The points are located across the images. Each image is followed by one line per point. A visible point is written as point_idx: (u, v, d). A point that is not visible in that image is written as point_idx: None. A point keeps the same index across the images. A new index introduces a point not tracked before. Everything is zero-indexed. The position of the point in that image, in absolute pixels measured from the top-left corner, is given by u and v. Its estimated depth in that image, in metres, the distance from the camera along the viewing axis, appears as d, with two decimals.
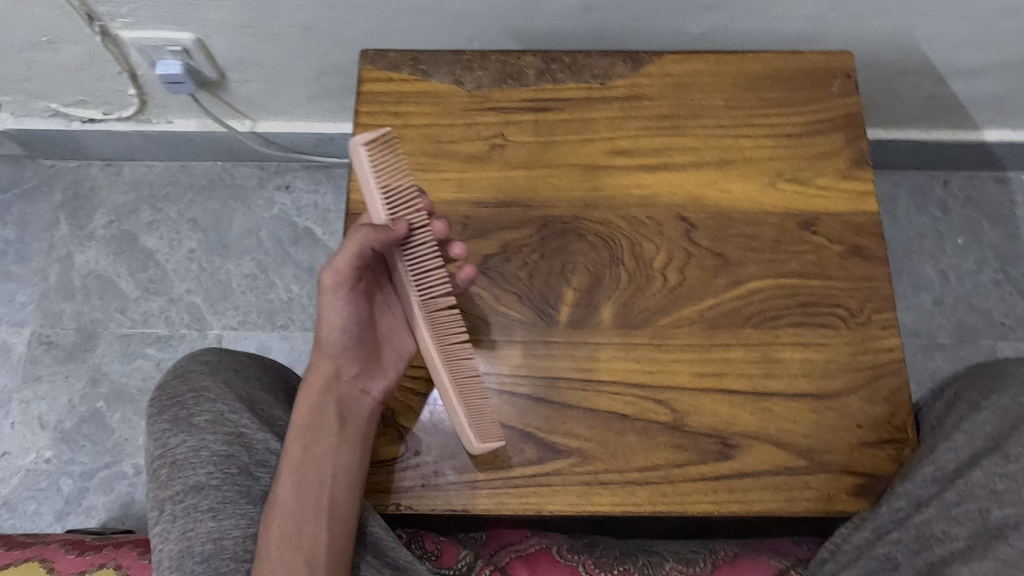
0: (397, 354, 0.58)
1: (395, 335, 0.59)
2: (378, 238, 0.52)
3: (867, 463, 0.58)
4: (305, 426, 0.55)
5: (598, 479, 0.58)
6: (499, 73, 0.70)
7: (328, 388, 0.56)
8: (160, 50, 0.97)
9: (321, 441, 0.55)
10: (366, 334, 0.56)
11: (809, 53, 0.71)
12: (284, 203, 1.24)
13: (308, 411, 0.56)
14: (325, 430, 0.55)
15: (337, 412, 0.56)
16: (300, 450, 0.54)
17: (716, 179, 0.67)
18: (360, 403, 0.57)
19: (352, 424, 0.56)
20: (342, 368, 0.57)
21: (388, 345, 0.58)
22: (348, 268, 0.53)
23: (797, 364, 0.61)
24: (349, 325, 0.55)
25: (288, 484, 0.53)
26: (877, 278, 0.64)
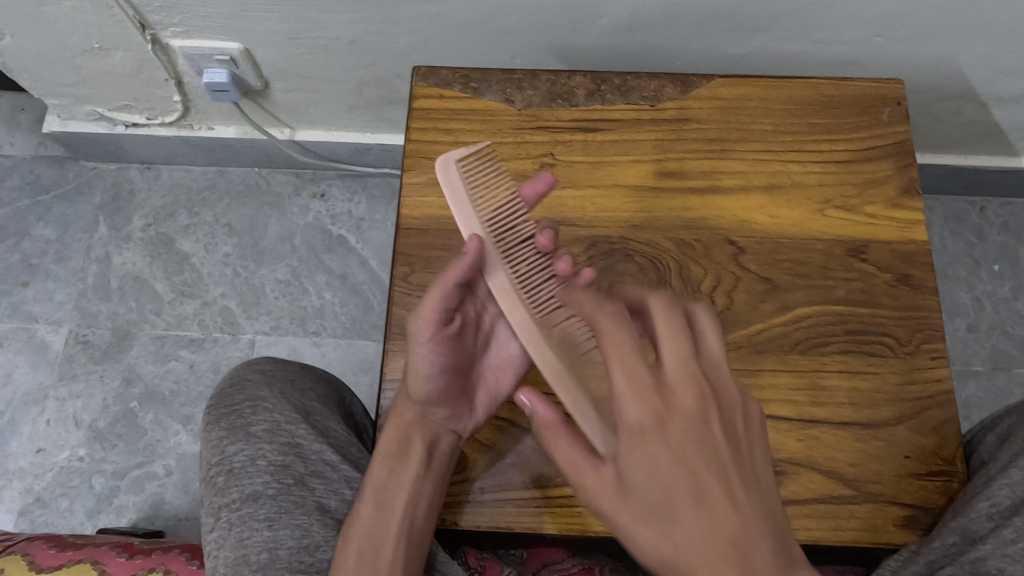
0: (490, 397, 0.57)
1: (490, 372, 0.57)
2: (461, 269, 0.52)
3: (915, 494, 0.58)
4: (391, 453, 0.55)
5: None
6: (549, 93, 0.71)
7: (414, 424, 0.56)
8: (208, 59, 0.98)
9: (406, 469, 0.54)
10: (454, 378, 0.55)
11: (858, 80, 0.71)
12: (319, 210, 1.26)
13: (395, 438, 0.55)
14: (411, 459, 0.54)
15: (425, 446, 0.55)
16: (385, 474, 0.54)
17: (764, 204, 0.67)
18: (446, 439, 0.56)
19: (438, 458, 0.55)
20: (432, 409, 0.56)
21: (483, 388, 0.57)
22: (434, 312, 0.52)
23: (844, 393, 0.61)
24: (436, 372, 0.54)
25: (370, 505, 0.52)
26: (926, 307, 0.64)
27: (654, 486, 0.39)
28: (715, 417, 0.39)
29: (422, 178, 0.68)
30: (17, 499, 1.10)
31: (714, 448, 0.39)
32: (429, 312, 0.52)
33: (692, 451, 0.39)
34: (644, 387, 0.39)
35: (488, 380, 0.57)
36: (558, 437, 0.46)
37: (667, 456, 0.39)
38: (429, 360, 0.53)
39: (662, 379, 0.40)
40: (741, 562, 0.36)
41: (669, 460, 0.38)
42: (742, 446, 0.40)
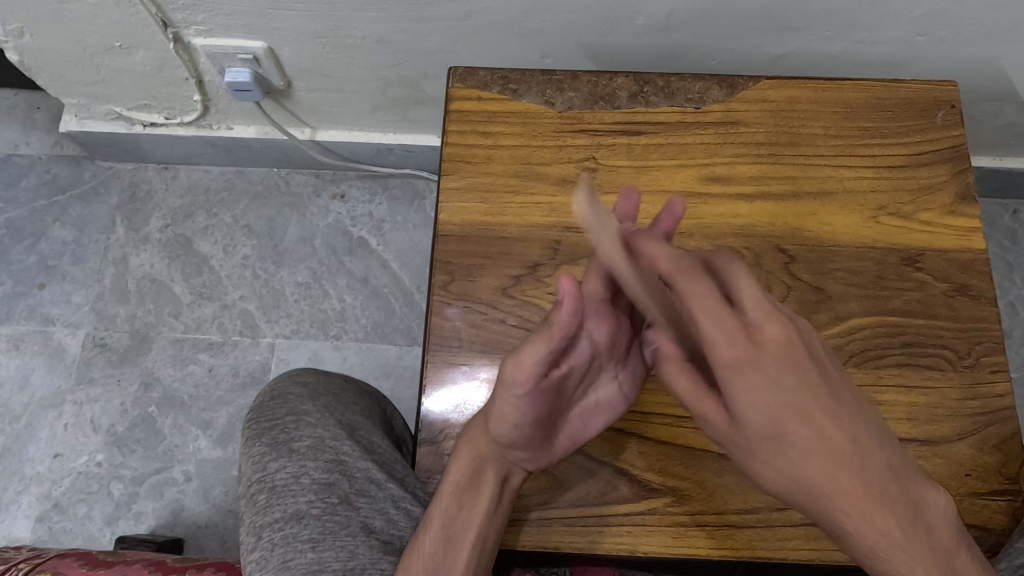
0: (569, 441, 0.52)
1: (581, 412, 0.52)
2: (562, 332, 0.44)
3: (977, 514, 0.56)
4: (463, 483, 0.50)
5: (694, 520, 0.56)
6: (590, 95, 0.69)
7: (491, 458, 0.50)
8: (231, 58, 0.96)
9: (477, 504, 0.50)
10: (543, 425, 0.49)
11: (910, 82, 0.69)
12: (339, 212, 1.24)
13: (467, 468, 0.51)
14: (483, 493, 0.50)
15: (497, 481, 0.51)
16: (454, 506, 0.50)
17: (816, 211, 0.65)
18: (519, 473, 0.52)
19: (506, 494, 0.51)
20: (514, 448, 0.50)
21: (565, 431, 0.52)
22: (535, 369, 0.45)
23: (902, 408, 0.59)
24: (526, 422, 0.48)
25: (436, 539, 0.48)
26: (986, 319, 0.62)
27: (766, 413, 0.42)
28: (798, 335, 0.42)
29: (460, 183, 0.66)
30: (35, 505, 1.08)
31: (805, 371, 0.41)
32: (529, 370, 0.45)
33: (787, 376, 0.41)
34: (732, 330, 0.41)
35: (573, 425, 0.52)
36: (675, 368, 0.46)
37: (766, 384, 0.41)
38: (518, 409, 0.47)
39: (744, 319, 0.42)
40: (856, 462, 0.41)
41: (773, 387, 0.41)
42: (827, 366, 0.43)
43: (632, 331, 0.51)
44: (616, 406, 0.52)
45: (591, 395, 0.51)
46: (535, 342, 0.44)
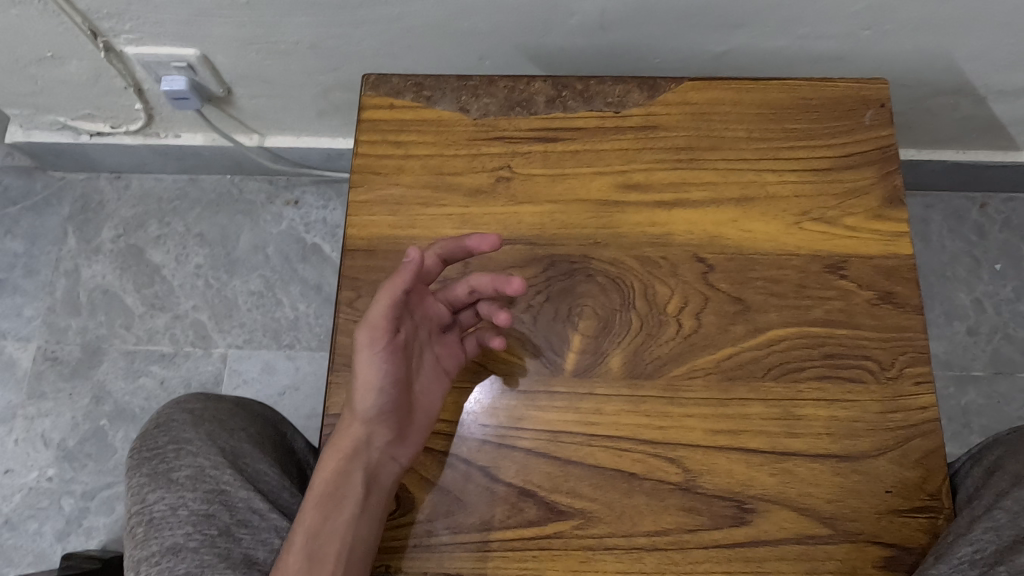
0: (425, 417, 0.56)
1: (429, 397, 0.57)
2: (406, 281, 0.53)
3: (896, 533, 0.54)
4: (326, 494, 0.53)
5: (603, 543, 0.54)
6: (506, 100, 0.66)
7: (355, 456, 0.54)
8: (165, 66, 0.94)
9: (342, 511, 0.52)
10: (403, 394, 0.55)
11: (839, 81, 0.66)
12: (292, 218, 1.20)
13: (331, 478, 0.54)
14: (347, 499, 0.53)
15: (363, 481, 0.54)
16: (317, 520, 0.52)
17: (737, 217, 0.62)
18: (388, 470, 0.55)
19: (375, 494, 0.54)
20: (374, 434, 0.55)
21: (418, 410, 0.56)
22: (383, 320, 0.54)
23: (820, 423, 0.57)
24: (382, 380, 0.54)
25: (299, 555, 0.50)
26: (911, 328, 0.59)
27: None
28: None
29: (370, 196, 0.64)
30: None
31: None
32: (378, 318, 0.53)
33: None
34: None
35: (424, 402, 0.57)
36: None
37: None
38: (377, 369, 0.54)
39: None
40: None
41: None
42: None
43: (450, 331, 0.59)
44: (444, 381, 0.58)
45: (424, 375, 0.57)
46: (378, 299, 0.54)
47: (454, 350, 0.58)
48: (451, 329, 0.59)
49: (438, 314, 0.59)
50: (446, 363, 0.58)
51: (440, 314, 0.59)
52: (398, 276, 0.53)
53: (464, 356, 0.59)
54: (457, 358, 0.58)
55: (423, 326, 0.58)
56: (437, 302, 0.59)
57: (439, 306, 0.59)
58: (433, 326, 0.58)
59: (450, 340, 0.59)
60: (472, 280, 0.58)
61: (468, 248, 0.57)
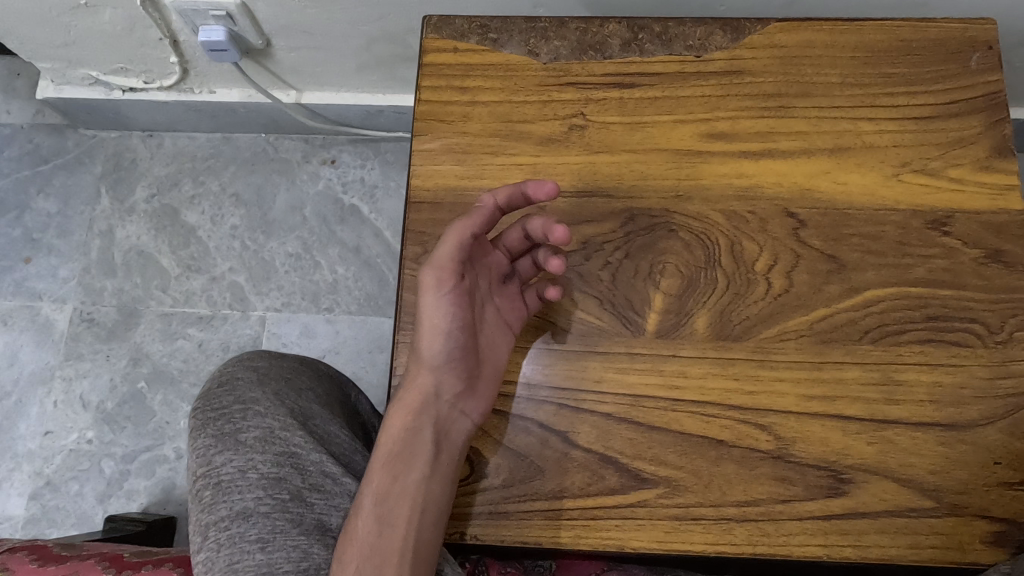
0: (493, 369, 0.53)
1: (495, 348, 0.54)
2: (477, 223, 0.52)
3: (1006, 507, 0.50)
4: (395, 452, 0.51)
5: (690, 514, 0.51)
6: (578, 43, 0.62)
7: (423, 409, 0.52)
8: (203, 15, 0.89)
9: (411, 470, 0.50)
10: (471, 342, 0.53)
11: (941, 22, 0.61)
12: (330, 178, 1.15)
13: (399, 434, 0.51)
14: (417, 458, 0.50)
15: (432, 437, 0.51)
16: (387, 479, 0.49)
17: (830, 169, 0.58)
18: (457, 426, 0.52)
19: (446, 453, 0.51)
20: (442, 386, 0.52)
21: (486, 361, 0.53)
22: (450, 262, 0.51)
23: (923, 389, 0.53)
24: (449, 326, 0.52)
25: (369, 516, 0.47)
26: (1021, 289, 0.55)
27: None
28: None
29: (435, 144, 0.60)
30: (26, 483, 1.03)
31: None
32: (445, 258, 0.51)
33: None
34: None
35: (491, 353, 0.54)
36: None
37: None
38: (443, 313, 0.52)
39: None
40: None
41: None
42: None
43: (512, 281, 0.56)
44: (509, 334, 0.54)
45: (489, 326, 0.54)
46: (444, 241, 0.52)
47: (515, 303, 0.55)
48: (511, 280, 0.56)
49: (498, 264, 0.56)
50: (509, 316, 0.54)
51: (499, 264, 0.56)
52: (468, 218, 0.52)
53: (526, 311, 0.55)
54: (519, 311, 0.55)
55: (484, 275, 0.55)
56: (497, 251, 0.56)
57: (497, 255, 0.56)
58: (494, 276, 0.56)
59: (511, 291, 0.55)
60: (526, 225, 0.55)
61: (525, 195, 0.53)
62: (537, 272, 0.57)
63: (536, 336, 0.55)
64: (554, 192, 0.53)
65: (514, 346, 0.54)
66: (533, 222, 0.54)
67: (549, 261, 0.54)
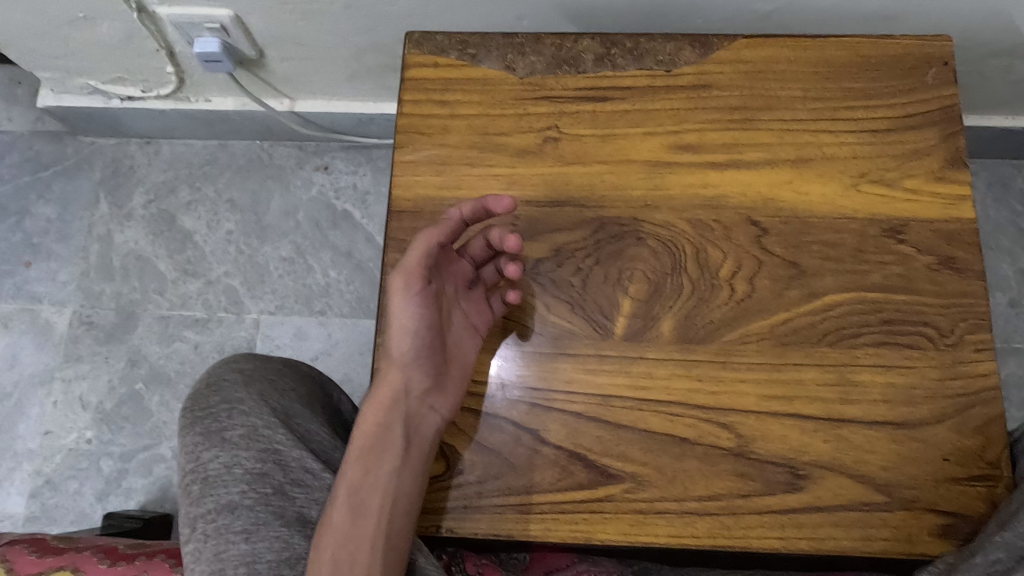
0: (462, 368, 0.56)
1: (463, 349, 0.57)
2: (443, 233, 0.55)
3: (954, 501, 0.53)
4: (368, 446, 0.53)
5: (654, 507, 0.54)
6: (553, 58, 0.65)
7: (395, 405, 0.55)
8: (198, 27, 0.92)
9: (384, 462, 0.52)
10: (438, 341, 0.56)
11: (899, 38, 0.64)
12: (322, 184, 1.18)
13: (372, 429, 0.54)
14: (389, 451, 0.53)
15: (403, 431, 0.54)
16: (360, 472, 0.52)
17: (792, 179, 0.61)
18: (428, 421, 0.54)
19: (416, 446, 0.53)
20: (412, 382, 0.55)
21: (454, 360, 0.56)
22: (418, 266, 0.54)
23: (877, 389, 0.56)
24: (418, 326, 0.55)
25: (343, 507, 0.50)
26: (972, 294, 0.58)
27: None
28: None
29: (415, 156, 0.63)
30: (27, 481, 1.06)
31: None
32: (414, 262, 0.54)
33: None
34: None
35: (459, 352, 0.56)
36: None
37: None
38: (412, 314, 0.55)
39: None
40: None
41: None
42: None
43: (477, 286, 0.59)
44: (475, 335, 0.57)
45: (456, 328, 0.57)
46: (413, 247, 0.55)
47: (480, 307, 0.58)
48: (476, 286, 0.59)
49: (463, 271, 0.59)
50: (475, 319, 0.57)
51: (464, 271, 0.59)
52: (436, 227, 0.55)
53: (491, 315, 0.58)
54: (485, 314, 0.58)
55: (451, 281, 0.58)
56: (462, 259, 0.59)
57: (463, 263, 0.59)
58: (459, 282, 0.58)
59: (477, 296, 0.58)
60: (487, 235, 0.58)
61: (487, 209, 0.56)
62: (501, 278, 0.60)
63: (501, 339, 0.58)
64: (514, 205, 0.56)
65: (485, 348, 0.57)
66: (495, 233, 0.57)
67: (508, 266, 0.57)
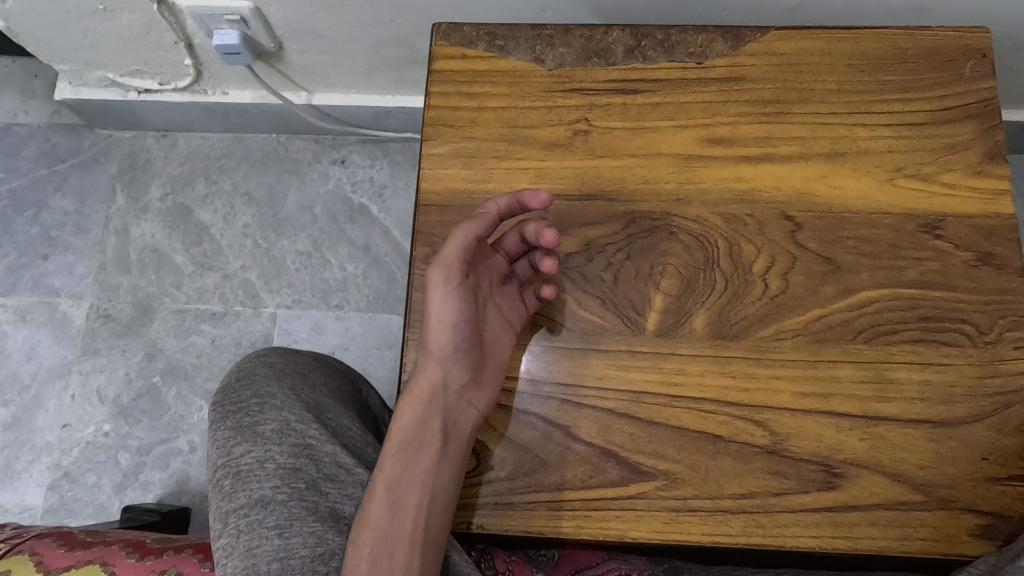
0: (498, 364, 0.55)
1: (499, 344, 0.56)
2: (480, 227, 0.55)
3: (993, 500, 0.52)
4: (405, 442, 0.53)
5: (687, 505, 0.53)
6: (583, 50, 0.64)
7: (432, 401, 0.54)
8: (217, 19, 0.91)
9: (421, 458, 0.52)
10: (475, 336, 0.55)
11: (936, 30, 0.63)
12: (340, 177, 1.17)
13: (409, 425, 0.54)
14: (426, 447, 0.53)
15: (440, 427, 0.53)
16: (398, 467, 0.51)
17: (827, 173, 0.60)
18: (464, 416, 0.54)
19: (454, 442, 0.53)
20: (449, 378, 0.54)
21: (490, 356, 0.56)
22: (457, 260, 0.54)
23: (914, 387, 0.55)
24: (456, 321, 0.54)
25: (382, 503, 0.50)
26: (1011, 290, 0.57)
27: None
28: None
29: (443, 149, 0.62)
30: (45, 474, 1.06)
31: None
32: (452, 256, 0.54)
33: None
34: None
35: (495, 348, 0.56)
36: None
37: None
38: (450, 308, 0.54)
39: None
40: None
41: None
42: None
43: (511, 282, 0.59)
44: (511, 331, 0.56)
45: (491, 323, 0.56)
46: (452, 241, 0.54)
47: (515, 303, 0.57)
48: (510, 282, 0.59)
49: (497, 266, 0.58)
50: (510, 314, 0.57)
51: (497, 266, 0.58)
52: (473, 221, 0.55)
53: (525, 310, 0.57)
54: (519, 310, 0.57)
55: (486, 276, 0.57)
56: (496, 254, 0.59)
57: (497, 258, 0.59)
58: (494, 277, 0.58)
59: (510, 291, 0.58)
60: (522, 229, 0.58)
61: (522, 204, 0.56)
62: (535, 274, 0.59)
63: (534, 334, 0.57)
64: (550, 199, 0.55)
65: (517, 343, 0.56)
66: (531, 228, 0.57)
67: (541, 261, 0.56)
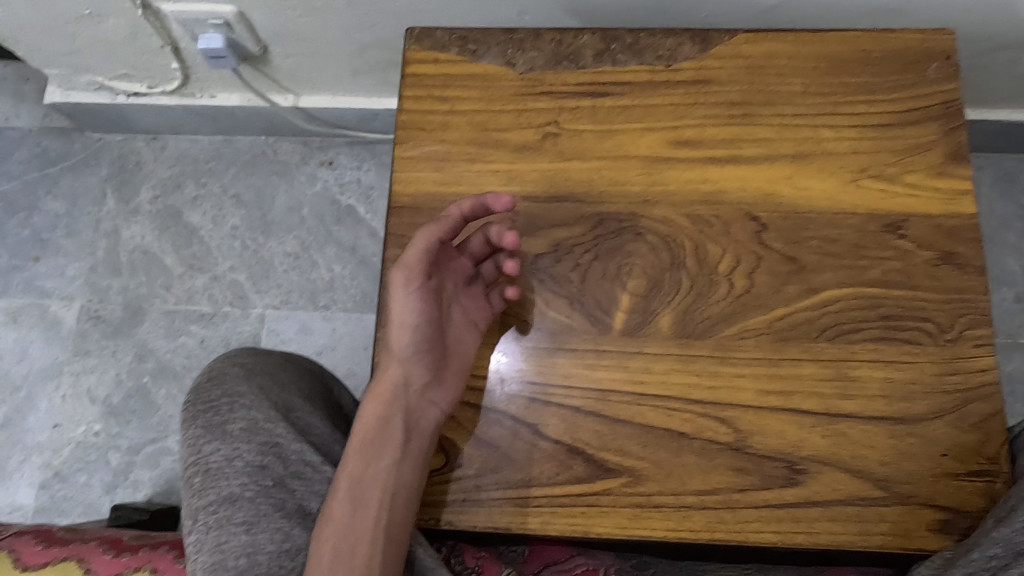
0: (461, 364, 0.57)
1: (462, 344, 0.57)
2: (443, 229, 0.56)
3: (951, 496, 0.53)
4: (368, 440, 0.54)
5: (651, 502, 0.54)
6: (554, 54, 0.65)
7: (395, 399, 0.55)
8: (202, 24, 0.92)
9: (383, 456, 0.53)
10: (438, 336, 0.56)
11: (901, 32, 0.63)
12: (327, 179, 1.19)
13: (372, 423, 0.55)
14: (388, 444, 0.54)
15: (403, 425, 0.55)
16: (360, 465, 0.53)
17: (792, 174, 0.61)
18: (427, 414, 0.55)
19: (416, 439, 0.54)
20: (412, 376, 0.56)
21: (453, 355, 0.57)
22: (418, 261, 0.55)
23: (876, 384, 0.56)
24: (417, 322, 0.56)
25: (344, 500, 0.51)
26: (972, 289, 0.58)
27: None
28: None
29: (416, 152, 0.63)
30: (36, 473, 1.08)
31: None
32: (414, 258, 0.55)
33: None
34: None
35: (458, 347, 0.57)
36: None
37: None
38: (412, 309, 0.56)
39: None
40: None
41: None
42: None
43: (476, 282, 0.60)
44: (474, 330, 0.58)
45: (454, 323, 0.58)
46: (413, 243, 0.55)
47: (479, 303, 0.58)
48: (476, 282, 0.60)
49: (463, 267, 0.60)
50: (474, 314, 0.58)
51: (463, 267, 0.60)
52: (436, 224, 0.56)
53: (490, 311, 0.58)
54: (483, 310, 0.58)
55: (450, 277, 0.59)
56: (461, 255, 0.60)
57: (462, 259, 0.60)
58: (459, 278, 0.59)
59: (475, 292, 0.59)
60: (487, 231, 0.59)
61: (485, 207, 0.56)
62: (501, 275, 0.60)
63: (501, 334, 0.58)
64: (512, 202, 0.56)
65: (483, 343, 0.58)
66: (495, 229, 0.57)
67: (506, 262, 0.57)
